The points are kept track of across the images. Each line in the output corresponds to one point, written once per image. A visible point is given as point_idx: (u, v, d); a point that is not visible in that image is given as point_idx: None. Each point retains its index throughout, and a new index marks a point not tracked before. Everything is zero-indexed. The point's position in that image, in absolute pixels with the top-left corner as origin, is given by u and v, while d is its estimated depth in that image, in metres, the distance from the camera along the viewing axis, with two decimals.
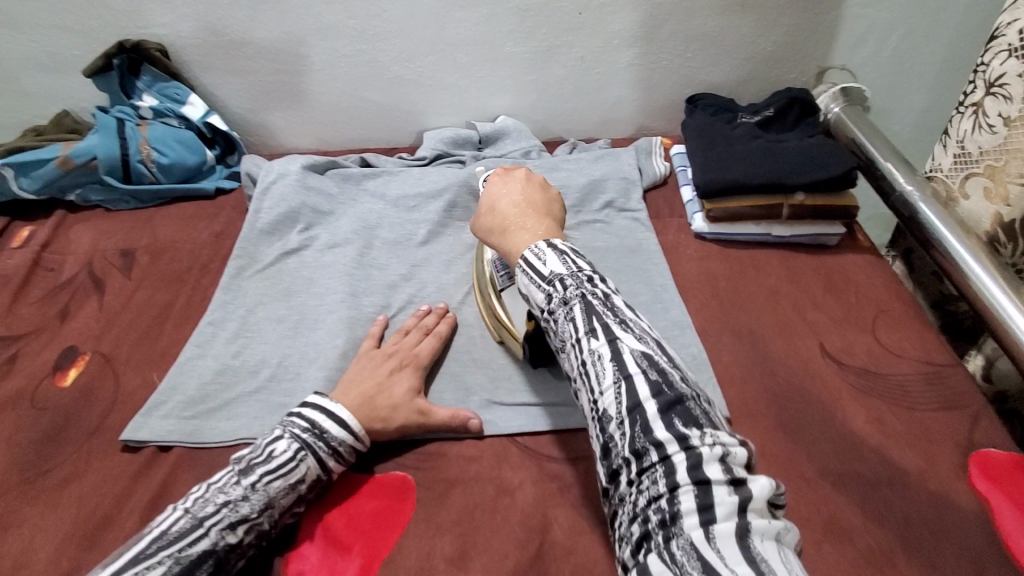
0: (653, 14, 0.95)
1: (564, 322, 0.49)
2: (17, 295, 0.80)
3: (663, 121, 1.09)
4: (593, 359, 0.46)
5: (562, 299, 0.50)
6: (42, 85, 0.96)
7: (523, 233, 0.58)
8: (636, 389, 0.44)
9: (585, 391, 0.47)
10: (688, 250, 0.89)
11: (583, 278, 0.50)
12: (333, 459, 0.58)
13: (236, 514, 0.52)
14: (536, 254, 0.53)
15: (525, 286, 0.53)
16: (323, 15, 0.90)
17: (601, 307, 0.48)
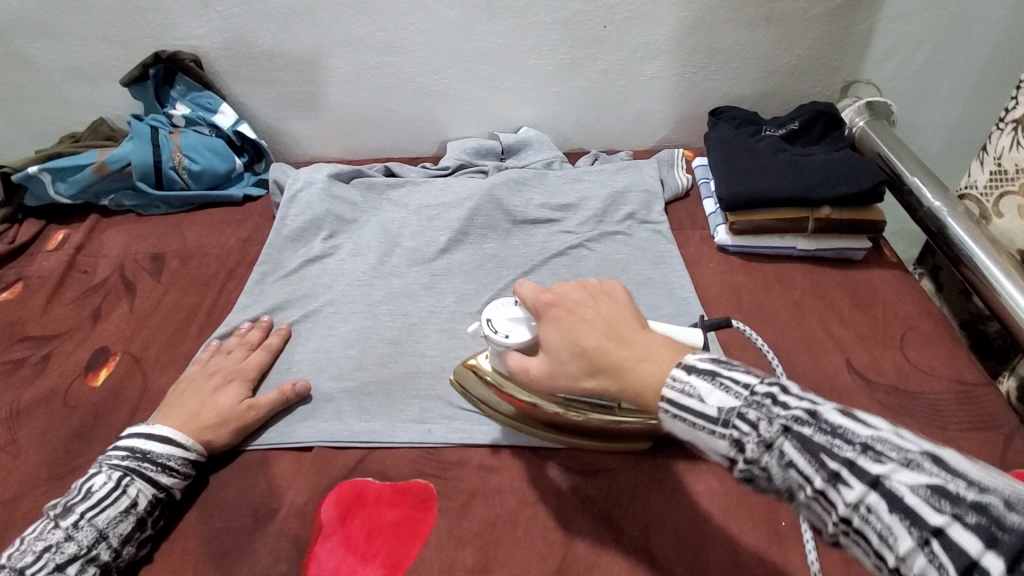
0: (678, 28, 0.95)
1: (782, 473, 0.40)
2: (53, 295, 0.82)
3: (685, 134, 1.09)
4: (862, 513, 0.36)
5: (761, 444, 0.40)
6: (81, 94, 0.99)
7: (646, 363, 0.46)
8: (955, 541, 0.32)
9: (868, 555, 0.36)
10: (711, 263, 0.88)
11: (763, 404, 0.41)
12: (169, 478, 0.58)
13: (63, 554, 0.52)
14: (681, 389, 0.44)
15: (693, 436, 0.44)
16: (352, 27, 0.91)
17: (823, 439, 0.38)
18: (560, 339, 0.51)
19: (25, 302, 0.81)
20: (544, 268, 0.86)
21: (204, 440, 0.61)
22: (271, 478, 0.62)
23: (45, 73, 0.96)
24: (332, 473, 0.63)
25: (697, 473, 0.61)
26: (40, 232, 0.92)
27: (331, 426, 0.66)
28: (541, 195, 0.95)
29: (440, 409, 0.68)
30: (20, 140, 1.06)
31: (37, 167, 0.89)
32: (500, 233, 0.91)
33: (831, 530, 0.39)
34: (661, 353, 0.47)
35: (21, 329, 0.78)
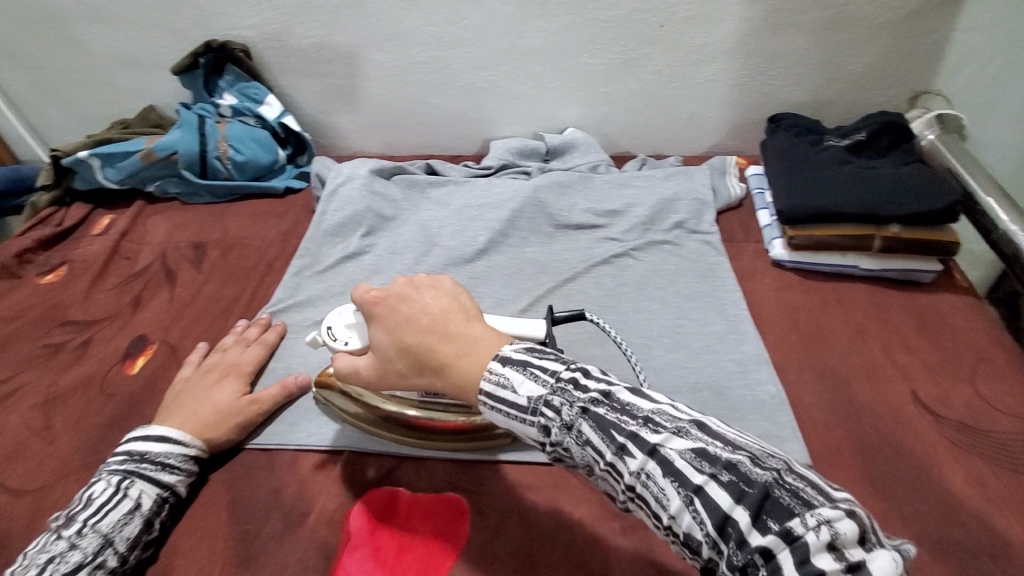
0: (739, 30, 0.90)
1: (581, 451, 0.43)
2: (96, 280, 0.82)
3: (739, 141, 1.04)
4: (644, 481, 0.40)
5: (563, 425, 0.43)
6: (132, 80, 1.00)
7: (468, 358, 0.47)
8: (710, 496, 0.37)
9: (649, 517, 0.40)
10: (765, 279, 0.83)
11: (567, 389, 0.44)
12: (170, 478, 0.57)
13: (68, 564, 0.49)
14: (495, 381, 0.45)
15: (508, 423, 0.46)
16: (402, 21, 0.90)
17: (613, 419, 0.42)
18: (383, 337, 0.51)
19: (69, 286, 0.82)
20: (587, 276, 0.82)
21: (207, 439, 0.60)
22: (302, 481, 0.61)
23: (99, 60, 0.97)
24: (364, 480, 0.60)
25: None
26: (87, 216, 0.93)
27: (363, 430, 0.64)
28: (586, 200, 0.92)
29: None
30: (72, 125, 1.08)
31: (86, 152, 0.90)
32: (542, 238, 0.87)
33: (622, 498, 0.43)
34: (481, 345, 0.47)
35: (64, 313, 0.78)
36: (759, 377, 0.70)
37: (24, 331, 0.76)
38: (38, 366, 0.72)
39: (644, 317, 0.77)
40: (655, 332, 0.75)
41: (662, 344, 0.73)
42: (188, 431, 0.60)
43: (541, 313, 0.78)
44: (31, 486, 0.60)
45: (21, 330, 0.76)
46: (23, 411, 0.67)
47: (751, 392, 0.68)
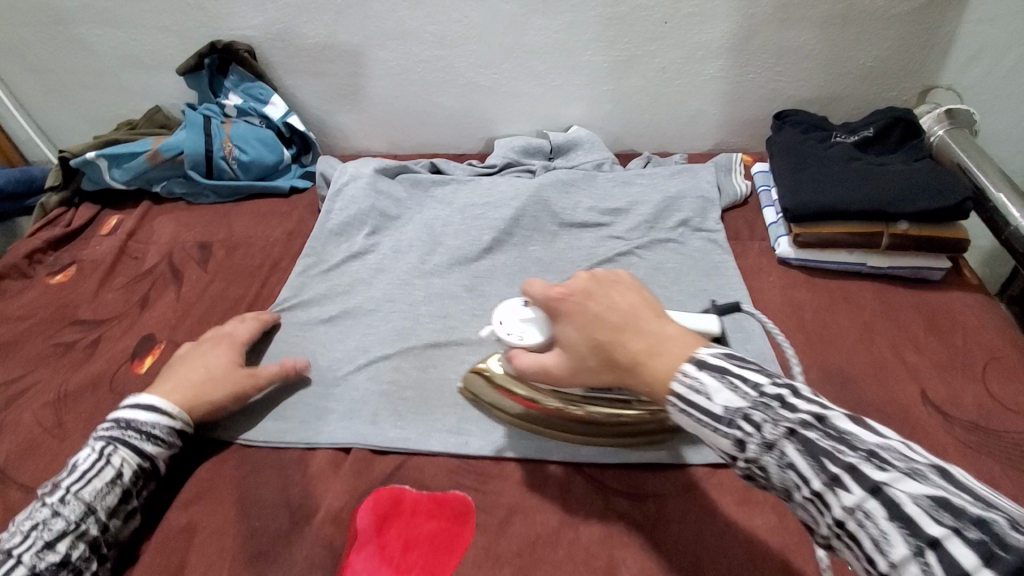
0: (743, 26, 0.90)
1: (780, 473, 0.40)
2: (104, 280, 0.83)
3: (745, 137, 1.03)
4: (857, 518, 0.36)
5: (761, 443, 0.41)
6: (138, 81, 1.00)
7: (659, 356, 0.46)
8: (952, 553, 0.32)
9: (860, 561, 0.36)
10: (771, 277, 0.83)
11: (769, 406, 0.41)
12: (151, 448, 0.58)
13: (51, 531, 0.51)
14: (688, 384, 0.44)
15: (696, 431, 0.44)
16: (405, 20, 0.90)
17: (828, 445, 0.38)
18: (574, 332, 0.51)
19: (78, 286, 0.83)
20: None
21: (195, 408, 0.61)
22: (308, 480, 0.61)
23: (105, 61, 0.98)
24: (369, 478, 0.61)
25: (752, 505, 0.57)
26: (95, 217, 0.94)
27: (367, 429, 0.65)
28: (590, 198, 0.91)
29: (480, 420, 0.65)
30: (79, 126, 1.09)
31: (94, 153, 0.91)
32: (546, 236, 0.87)
33: (825, 532, 0.39)
34: (675, 341, 0.47)
35: (73, 313, 0.79)
36: None
37: (34, 331, 0.77)
38: (48, 365, 0.73)
39: None
40: None
41: None
42: (175, 403, 0.61)
43: None
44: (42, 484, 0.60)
45: (31, 330, 0.77)
46: (33, 410, 0.67)
47: None
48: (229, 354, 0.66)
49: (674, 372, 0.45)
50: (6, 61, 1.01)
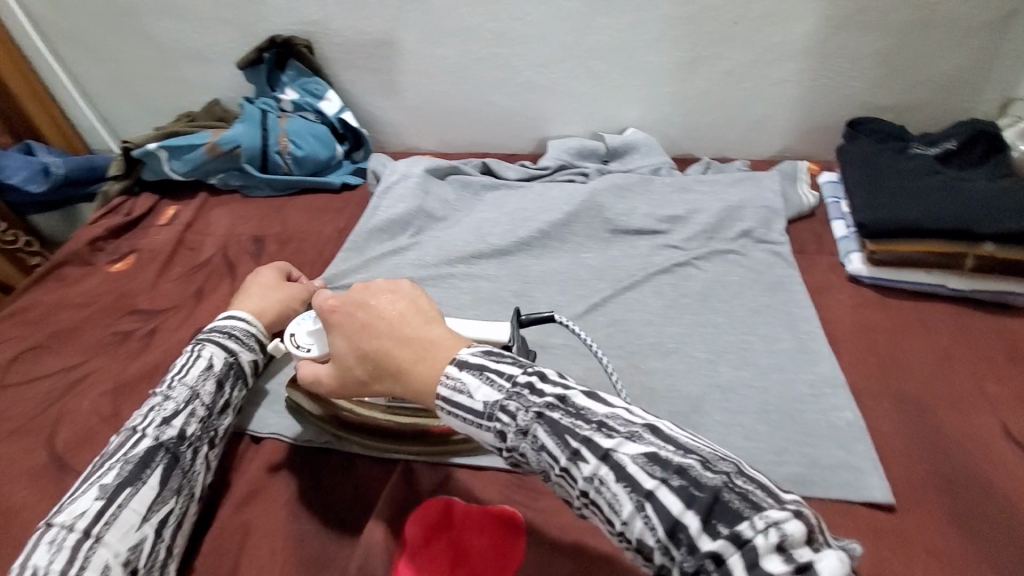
0: (819, 27, 0.85)
1: (536, 457, 0.39)
2: (161, 270, 0.85)
3: (810, 145, 0.98)
4: (597, 486, 0.36)
5: (517, 429, 0.40)
6: (198, 74, 1.02)
7: (422, 364, 0.44)
8: (662, 501, 0.33)
9: (603, 524, 0.36)
10: (840, 295, 0.78)
11: (523, 393, 0.40)
12: (236, 347, 0.64)
13: (166, 411, 0.56)
14: (456, 387, 0.42)
15: (466, 430, 0.42)
16: (464, 17, 0.88)
17: (569, 421, 0.38)
18: (342, 343, 0.48)
19: (137, 274, 0.85)
20: (646, 285, 0.79)
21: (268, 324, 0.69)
22: (359, 485, 0.61)
23: (167, 53, 1.00)
24: (420, 487, 0.60)
25: None
26: (153, 207, 0.96)
27: None
28: (647, 204, 0.88)
29: None
30: (139, 116, 1.12)
31: (156, 144, 0.93)
32: (599, 243, 0.85)
33: (578, 505, 0.38)
34: (439, 349, 0.44)
35: (132, 301, 0.81)
36: (834, 402, 0.65)
37: (94, 318, 0.79)
38: (106, 353, 0.74)
39: (707, 331, 0.73)
40: (719, 347, 0.71)
41: (727, 360, 0.70)
42: (249, 313, 0.68)
43: (599, 322, 0.75)
44: None
45: (91, 317, 0.79)
46: (91, 397, 0.69)
47: (825, 417, 0.64)
48: (278, 274, 0.75)
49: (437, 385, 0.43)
50: (75, 51, 1.04)
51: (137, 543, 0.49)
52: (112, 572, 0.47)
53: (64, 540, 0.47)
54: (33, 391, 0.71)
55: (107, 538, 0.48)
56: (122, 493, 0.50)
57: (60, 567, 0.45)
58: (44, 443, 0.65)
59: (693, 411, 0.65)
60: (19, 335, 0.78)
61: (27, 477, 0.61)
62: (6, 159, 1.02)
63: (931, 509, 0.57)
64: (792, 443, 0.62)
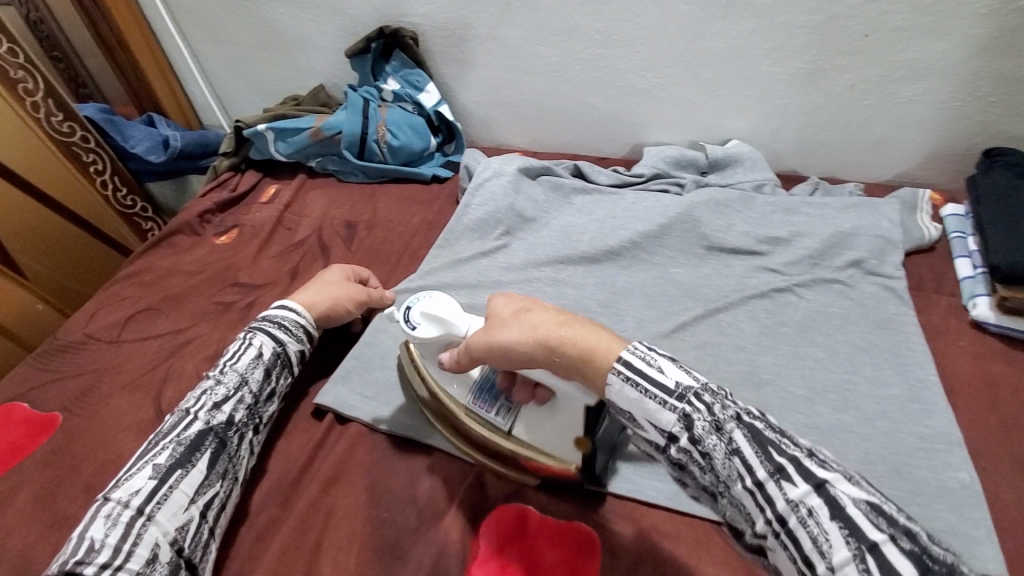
0: (964, 44, 0.76)
1: (725, 460, 0.39)
2: (262, 246, 0.89)
3: (934, 172, 0.90)
4: (800, 513, 0.36)
5: (711, 426, 0.40)
6: (308, 59, 1.06)
7: (576, 332, 0.46)
8: (887, 557, 0.33)
9: (793, 558, 0.36)
10: (959, 342, 0.71)
11: (721, 395, 0.41)
12: (286, 337, 0.67)
13: (216, 397, 0.61)
14: (643, 356, 0.42)
15: (636, 405, 0.42)
16: (572, 15, 0.86)
17: (774, 437, 0.39)
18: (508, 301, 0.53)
19: (240, 248, 0.89)
20: (740, 308, 0.75)
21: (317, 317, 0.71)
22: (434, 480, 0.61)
23: (281, 37, 1.04)
24: (494, 493, 0.60)
25: None
26: (256, 184, 1.01)
27: None
28: (746, 222, 0.83)
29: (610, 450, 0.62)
30: (249, 96, 1.18)
31: (264, 125, 0.96)
32: (691, 259, 0.81)
33: (760, 529, 0.38)
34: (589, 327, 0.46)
35: (235, 275, 0.85)
36: (947, 461, 0.59)
37: (200, 287, 0.84)
38: (207, 321, 0.79)
39: (806, 365, 0.68)
40: (818, 385, 0.66)
41: (827, 401, 0.65)
42: (300, 303, 0.71)
43: (686, 342, 0.72)
44: None
45: (198, 285, 0.84)
46: (193, 362, 0.73)
47: (936, 476, 0.58)
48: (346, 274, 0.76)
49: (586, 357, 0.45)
50: (198, 31, 1.10)
51: (184, 522, 0.54)
52: (160, 549, 0.51)
53: (118, 516, 0.51)
54: (145, 349, 0.76)
55: (158, 518, 0.52)
56: (173, 474, 0.54)
57: (115, 542, 0.49)
58: (151, 401, 0.70)
59: None
60: (133, 295, 0.84)
61: (137, 432, 0.66)
62: (131, 130, 1.11)
63: None
64: (897, 500, 0.57)
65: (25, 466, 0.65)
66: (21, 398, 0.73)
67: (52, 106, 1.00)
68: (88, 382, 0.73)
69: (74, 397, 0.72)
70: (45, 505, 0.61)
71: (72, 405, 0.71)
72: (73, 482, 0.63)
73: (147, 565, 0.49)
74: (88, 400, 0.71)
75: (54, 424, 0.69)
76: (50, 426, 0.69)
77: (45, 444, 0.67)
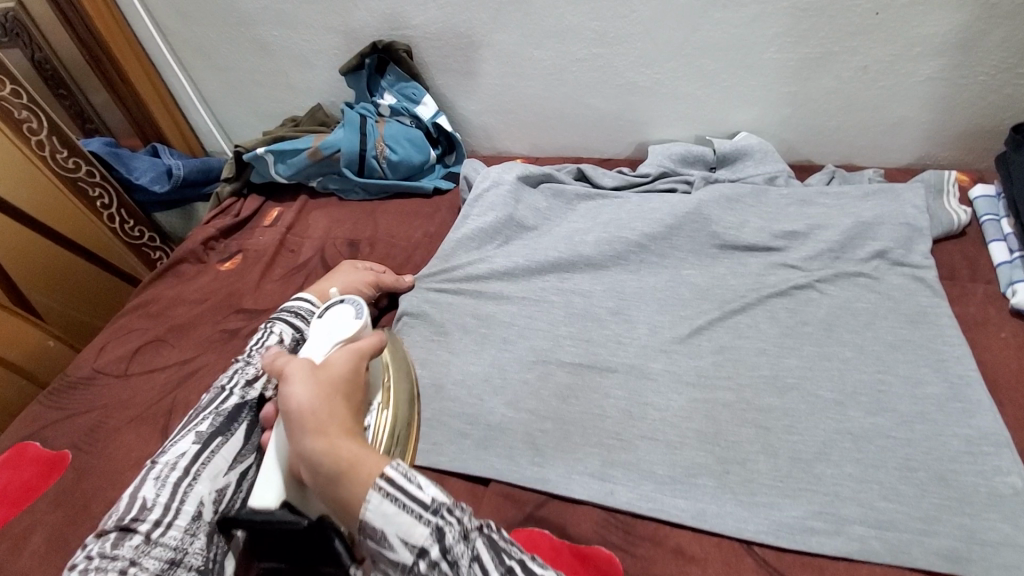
0: (985, 16, 0.72)
1: (468, 567, 0.44)
2: (265, 270, 0.88)
3: (959, 152, 0.85)
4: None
5: (462, 532, 0.45)
6: (304, 80, 1.06)
7: (348, 470, 0.46)
8: None
9: None
10: (1001, 332, 0.66)
11: (467, 514, 0.47)
12: (302, 323, 0.71)
13: (246, 376, 0.64)
14: (405, 472, 0.46)
15: (393, 519, 0.44)
16: (566, 16, 0.84)
17: (504, 544, 0.47)
18: (344, 365, 0.53)
19: (244, 273, 0.89)
20: (759, 308, 0.71)
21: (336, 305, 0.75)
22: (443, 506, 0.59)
23: (276, 60, 1.04)
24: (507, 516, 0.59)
25: None
26: (259, 208, 1.01)
27: (502, 464, 0.62)
28: (760, 217, 0.79)
29: (628, 467, 0.59)
30: (251, 120, 1.18)
31: (263, 149, 0.96)
32: (703, 259, 0.78)
33: None
34: (365, 456, 0.47)
35: (239, 301, 0.85)
36: (997, 466, 0.55)
37: (207, 314, 0.84)
38: (213, 349, 0.78)
39: (833, 366, 0.64)
40: (848, 387, 0.62)
41: (858, 404, 0.61)
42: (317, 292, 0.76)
43: (703, 348, 0.68)
44: None
45: (203, 313, 0.84)
46: (198, 392, 0.72)
47: (985, 482, 0.54)
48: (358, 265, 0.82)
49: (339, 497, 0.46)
50: (196, 60, 1.11)
51: (222, 487, 0.56)
52: (204, 508, 0.54)
53: (166, 477, 0.54)
54: (153, 380, 0.76)
55: (201, 478, 0.55)
56: (213, 440, 0.57)
57: (164, 499, 0.52)
58: (158, 433, 0.69)
59: (816, 459, 0.57)
60: (140, 326, 0.84)
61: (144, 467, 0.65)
62: (136, 161, 1.13)
63: None
64: (943, 511, 0.53)
65: (35, 510, 0.64)
66: (32, 438, 0.73)
67: (56, 144, 1.01)
68: (97, 418, 0.73)
69: (83, 434, 0.71)
70: (56, 548, 0.60)
71: (82, 442, 0.70)
72: (82, 523, 0.62)
73: (193, 522, 0.52)
74: (97, 436, 0.70)
75: (64, 462, 0.69)
76: (60, 465, 0.68)
77: (55, 483, 0.66)
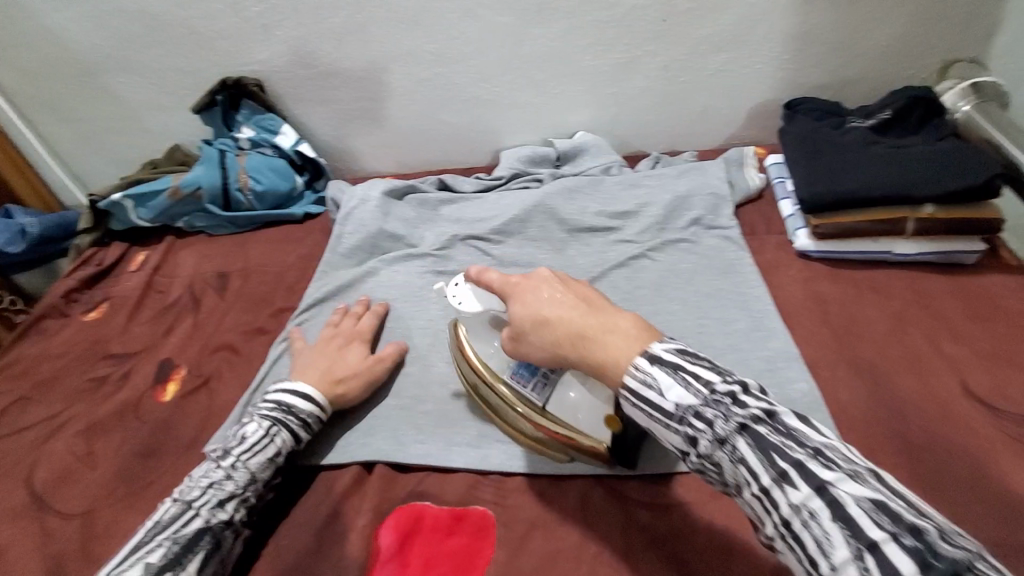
0: (745, 15, 0.87)
1: (733, 468, 0.39)
2: (132, 314, 0.87)
3: (755, 130, 1.01)
4: (804, 518, 0.35)
5: (715, 438, 0.40)
6: (160, 123, 1.06)
7: (609, 335, 0.45)
8: (889, 557, 0.31)
9: (802, 563, 0.35)
10: (791, 271, 0.79)
11: (722, 402, 0.40)
12: (300, 429, 0.62)
13: (222, 492, 0.55)
14: (642, 378, 0.42)
15: (650, 423, 0.43)
16: (403, 41, 0.91)
17: (781, 442, 0.37)
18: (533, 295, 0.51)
19: (109, 322, 0.87)
20: (602, 281, 0.80)
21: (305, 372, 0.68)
22: (335, 498, 0.62)
23: (128, 106, 1.03)
24: (389, 496, 0.62)
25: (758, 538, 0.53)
26: (123, 255, 0.99)
27: (386, 446, 0.66)
28: (598, 202, 0.90)
29: (499, 433, 0.66)
30: (110, 169, 1.15)
31: (119, 195, 0.95)
32: (555, 244, 0.86)
33: (770, 533, 0.37)
34: (626, 324, 0.46)
35: (105, 347, 0.83)
36: (789, 376, 0.66)
37: (69, 368, 0.81)
38: (81, 400, 0.76)
39: (663, 319, 0.74)
40: (674, 333, 0.73)
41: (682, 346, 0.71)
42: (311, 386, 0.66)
43: None
44: (77, 510, 0.63)
45: (65, 367, 0.81)
46: (64, 441, 0.70)
47: (781, 391, 0.65)
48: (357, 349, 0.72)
49: (618, 355, 0.44)
50: (39, 114, 1.07)
51: None
52: None
53: None
54: (15, 442, 0.72)
55: None
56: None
57: None
58: (21, 486, 0.67)
59: None
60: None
61: (7, 520, 0.63)
62: None
63: (892, 473, 0.58)
64: None
65: None
66: None
67: None
68: None
69: None
70: None
71: None
72: None
73: None
74: None
75: None
76: None
77: None
